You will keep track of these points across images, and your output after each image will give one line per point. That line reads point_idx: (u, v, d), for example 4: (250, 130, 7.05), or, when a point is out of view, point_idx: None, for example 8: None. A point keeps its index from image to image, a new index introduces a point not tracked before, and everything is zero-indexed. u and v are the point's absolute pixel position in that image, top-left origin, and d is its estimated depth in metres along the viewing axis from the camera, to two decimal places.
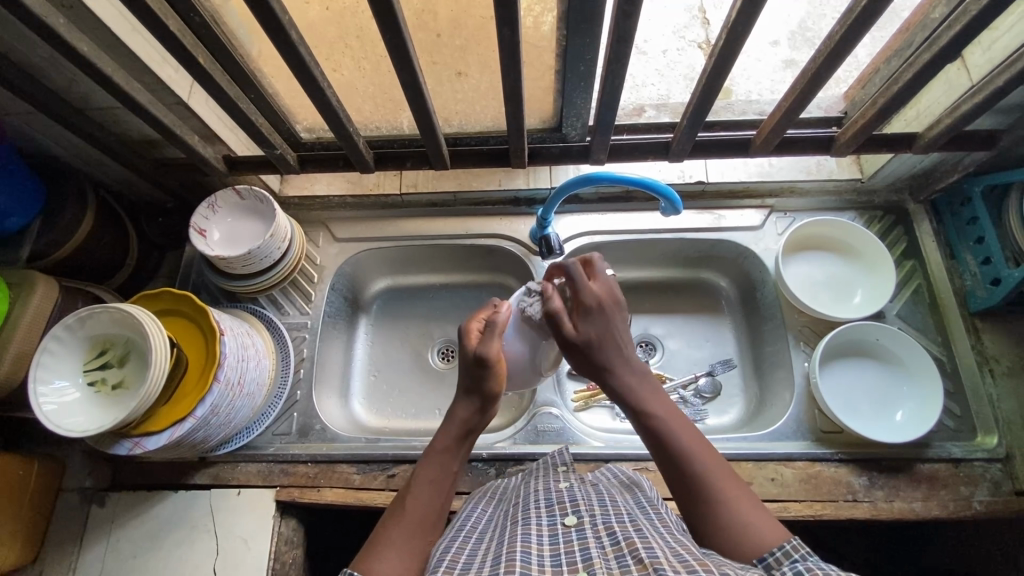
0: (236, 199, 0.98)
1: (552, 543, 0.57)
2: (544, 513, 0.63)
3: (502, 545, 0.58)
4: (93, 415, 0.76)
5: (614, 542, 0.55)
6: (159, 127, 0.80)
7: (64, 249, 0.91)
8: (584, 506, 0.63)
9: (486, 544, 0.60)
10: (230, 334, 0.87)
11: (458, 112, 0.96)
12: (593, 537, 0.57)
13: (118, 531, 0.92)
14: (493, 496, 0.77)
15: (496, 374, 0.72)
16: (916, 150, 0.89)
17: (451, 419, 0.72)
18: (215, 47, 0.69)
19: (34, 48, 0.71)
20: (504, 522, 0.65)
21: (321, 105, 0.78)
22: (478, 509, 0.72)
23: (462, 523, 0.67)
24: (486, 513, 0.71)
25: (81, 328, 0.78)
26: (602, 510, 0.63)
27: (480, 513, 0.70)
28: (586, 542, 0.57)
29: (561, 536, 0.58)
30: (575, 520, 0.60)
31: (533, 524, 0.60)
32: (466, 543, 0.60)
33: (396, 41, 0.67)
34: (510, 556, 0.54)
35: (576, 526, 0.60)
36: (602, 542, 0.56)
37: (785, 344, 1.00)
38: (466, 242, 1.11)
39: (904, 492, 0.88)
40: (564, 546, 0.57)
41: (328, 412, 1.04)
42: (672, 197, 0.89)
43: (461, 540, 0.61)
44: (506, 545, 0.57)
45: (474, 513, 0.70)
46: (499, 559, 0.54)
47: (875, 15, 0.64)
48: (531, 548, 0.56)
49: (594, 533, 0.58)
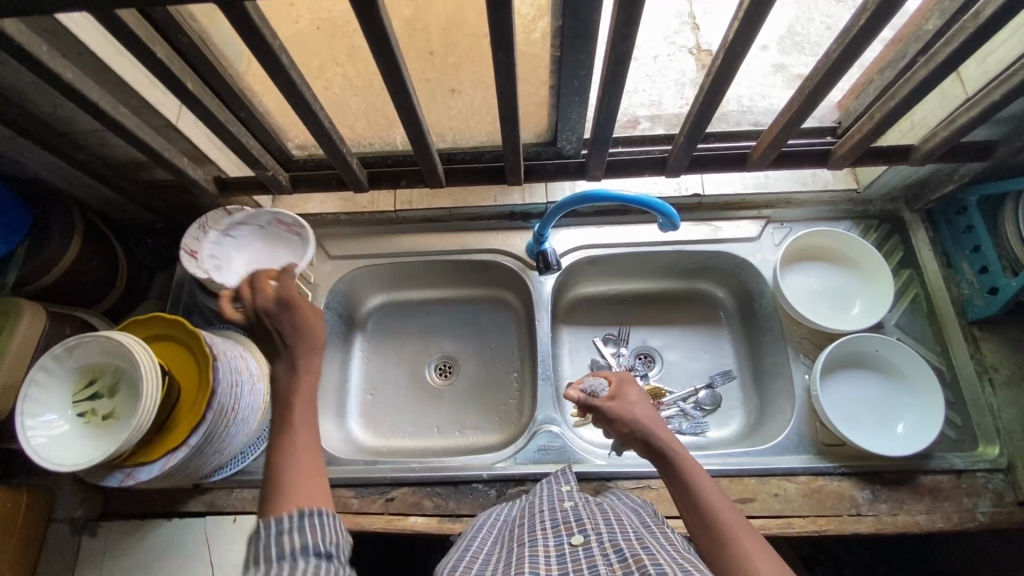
0: (256, 225, 0.97)
1: (559, 563, 0.57)
2: (550, 533, 0.62)
3: (510, 567, 0.57)
4: (84, 448, 0.74)
5: (622, 559, 0.55)
6: (147, 150, 0.78)
7: (51, 275, 0.88)
8: (590, 525, 0.63)
9: (492, 566, 0.60)
10: (223, 358, 0.85)
11: (452, 128, 0.93)
12: (600, 555, 0.57)
13: (111, 562, 0.90)
14: (497, 518, 0.76)
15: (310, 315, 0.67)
16: (912, 161, 0.88)
17: (304, 368, 0.64)
18: (204, 68, 0.68)
19: (18, 75, 0.69)
20: (509, 543, 0.65)
21: (313, 127, 0.77)
22: (482, 531, 0.72)
23: (468, 546, 0.67)
24: (490, 534, 0.71)
25: (70, 357, 0.76)
26: (608, 529, 0.62)
27: (484, 535, 0.70)
28: (594, 561, 0.56)
29: (569, 555, 0.58)
30: (582, 540, 0.60)
31: (540, 545, 0.60)
32: (473, 567, 0.61)
33: (389, 63, 0.66)
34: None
35: (583, 545, 0.59)
36: (609, 559, 0.56)
37: (785, 356, 1.00)
38: (463, 257, 1.10)
39: (908, 505, 0.87)
40: (572, 565, 0.56)
41: (325, 434, 1.02)
42: (668, 211, 0.87)
43: (469, 563, 0.61)
44: (515, 566, 0.57)
45: (480, 534, 0.70)
46: None
47: (870, 37, 0.63)
48: (539, 568, 0.56)
49: (601, 552, 0.57)
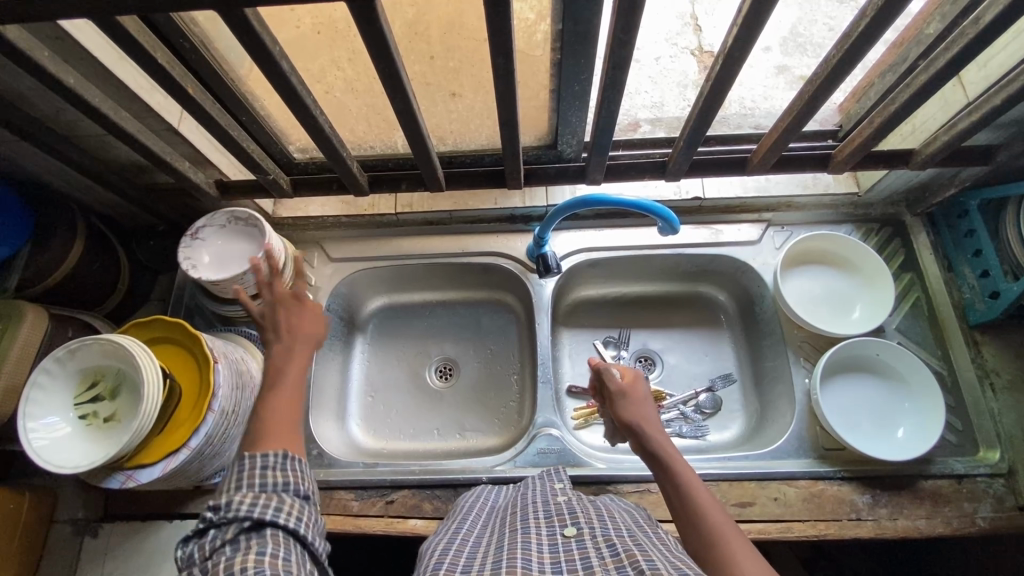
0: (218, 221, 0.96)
1: (552, 552, 0.58)
2: (543, 524, 0.63)
3: (500, 551, 0.58)
4: (85, 451, 0.74)
5: (614, 554, 0.55)
6: (149, 154, 0.78)
7: (53, 278, 0.89)
8: (584, 519, 0.64)
9: (484, 548, 0.61)
10: (224, 360, 0.85)
11: (451, 131, 0.95)
12: (592, 548, 0.57)
13: (113, 563, 0.90)
14: (485, 502, 0.78)
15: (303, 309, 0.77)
16: (913, 165, 0.88)
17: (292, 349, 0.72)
18: (205, 73, 0.68)
19: (20, 79, 0.69)
20: (501, 528, 0.66)
21: (313, 131, 0.77)
22: (472, 514, 0.73)
23: (459, 528, 0.69)
24: (481, 520, 0.72)
25: (72, 360, 0.77)
26: (601, 523, 0.62)
27: (475, 518, 0.72)
28: (586, 552, 0.57)
29: (561, 546, 0.59)
30: (575, 532, 0.61)
31: (533, 533, 0.61)
32: (465, 548, 0.62)
33: (389, 69, 0.67)
34: (510, 561, 0.55)
35: (576, 537, 0.60)
36: (601, 553, 0.56)
37: (785, 360, 1.00)
38: (463, 260, 1.10)
39: (907, 510, 0.87)
40: (564, 555, 0.57)
41: (326, 436, 1.02)
42: (668, 215, 0.87)
43: (461, 545, 0.63)
44: (506, 551, 0.58)
45: (471, 517, 0.72)
46: (500, 564, 0.56)
47: (871, 41, 0.63)
48: (531, 555, 0.57)
49: (593, 544, 0.58)
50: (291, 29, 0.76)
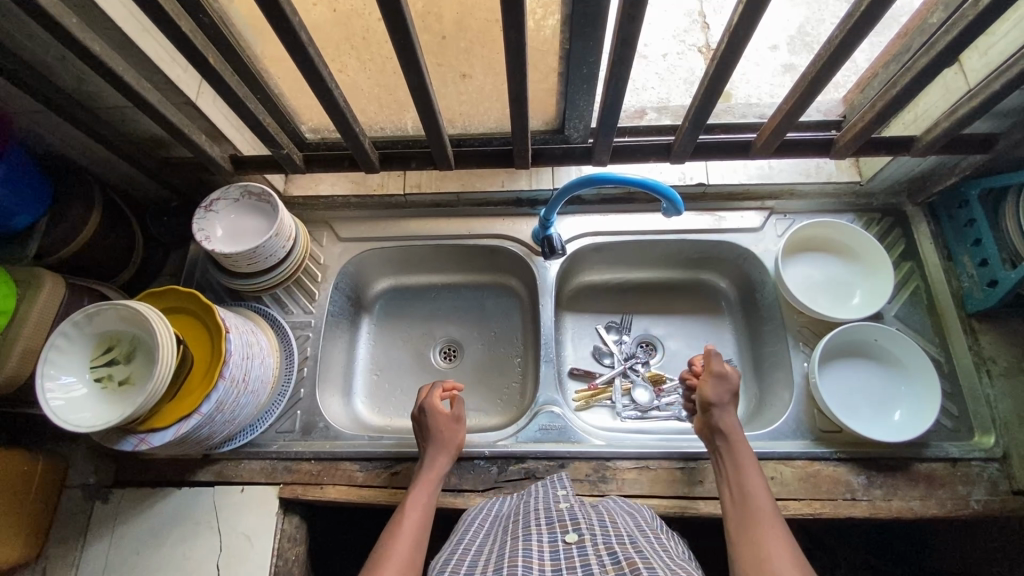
0: (230, 200, 0.97)
1: (553, 560, 0.61)
2: (544, 530, 0.66)
3: (503, 558, 0.61)
4: (101, 410, 0.77)
5: (615, 561, 0.58)
6: (168, 125, 0.81)
7: (72, 246, 0.91)
8: (585, 526, 0.67)
9: (486, 556, 0.65)
10: (235, 332, 0.88)
11: (461, 113, 0.97)
12: (594, 555, 0.61)
13: (123, 527, 0.93)
14: (489, 513, 0.80)
15: (441, 418, 0.90)
16: (915, 152, 0.90)
17: (432, 458, 0.87)
18: (224, 44, 0.70)
19: (46, 46, 0.71)
20: (504, 536, 0.69)
21: (328, 106, 0.79)
22: (476, 524, 0.76)
23: (461, 538, 0.72)
24: (484, 529, 0.75)
25: (89, 324, 0.79)
26: (602, 530, 0.66)
27: (477, 528, 0.75)
28: (587, 560, 0.60)
29: (562, 552, 0.62)
30: (576, 538, 0.64)
31: (534, 540, 0.64)
32: (467, 556, 0.66)
33: (403, 42, 0.68)
34: (512, 569, 0.58)
35: (577, 543, 0.63)
36: (602, 561, 0.59)
37: (785, 345, 1.01)
38: (468, 242, 1.12)
39: (902, 491, 0.89)
40: (565, 562, 0.60)
41: (332, 411, 1.04)
42: (673, 197, 0.89)
43: (464, 553, 0.66)
44: (508, 558, 0.61)
45: (473, 528, 0.75)
46: (502, 571, 0.58)
47: (873, 22, 0.65)
48: (532, 562, 0.60)
49: (595, 552, 0.61)
50: (308, 7, 0.79)
